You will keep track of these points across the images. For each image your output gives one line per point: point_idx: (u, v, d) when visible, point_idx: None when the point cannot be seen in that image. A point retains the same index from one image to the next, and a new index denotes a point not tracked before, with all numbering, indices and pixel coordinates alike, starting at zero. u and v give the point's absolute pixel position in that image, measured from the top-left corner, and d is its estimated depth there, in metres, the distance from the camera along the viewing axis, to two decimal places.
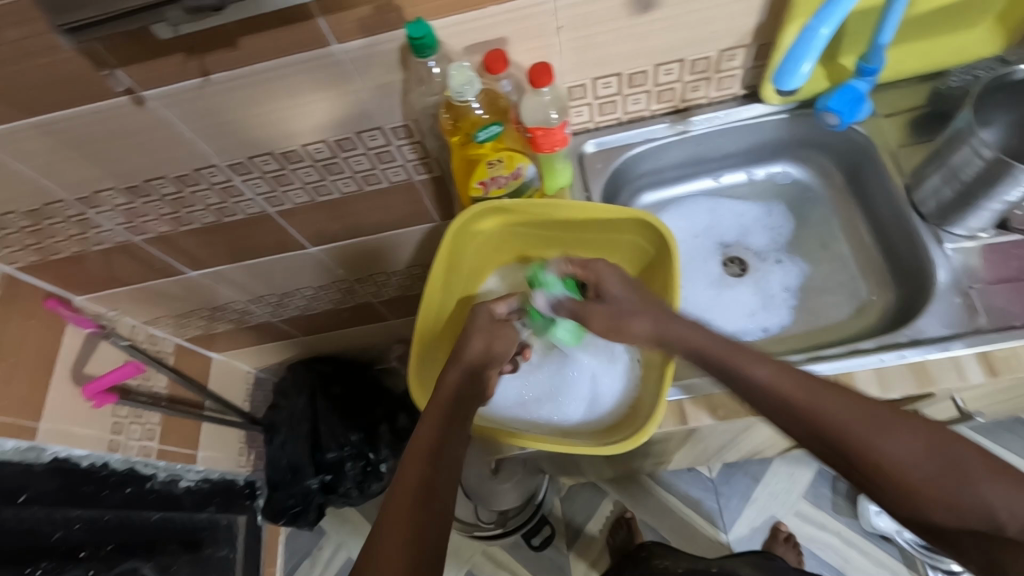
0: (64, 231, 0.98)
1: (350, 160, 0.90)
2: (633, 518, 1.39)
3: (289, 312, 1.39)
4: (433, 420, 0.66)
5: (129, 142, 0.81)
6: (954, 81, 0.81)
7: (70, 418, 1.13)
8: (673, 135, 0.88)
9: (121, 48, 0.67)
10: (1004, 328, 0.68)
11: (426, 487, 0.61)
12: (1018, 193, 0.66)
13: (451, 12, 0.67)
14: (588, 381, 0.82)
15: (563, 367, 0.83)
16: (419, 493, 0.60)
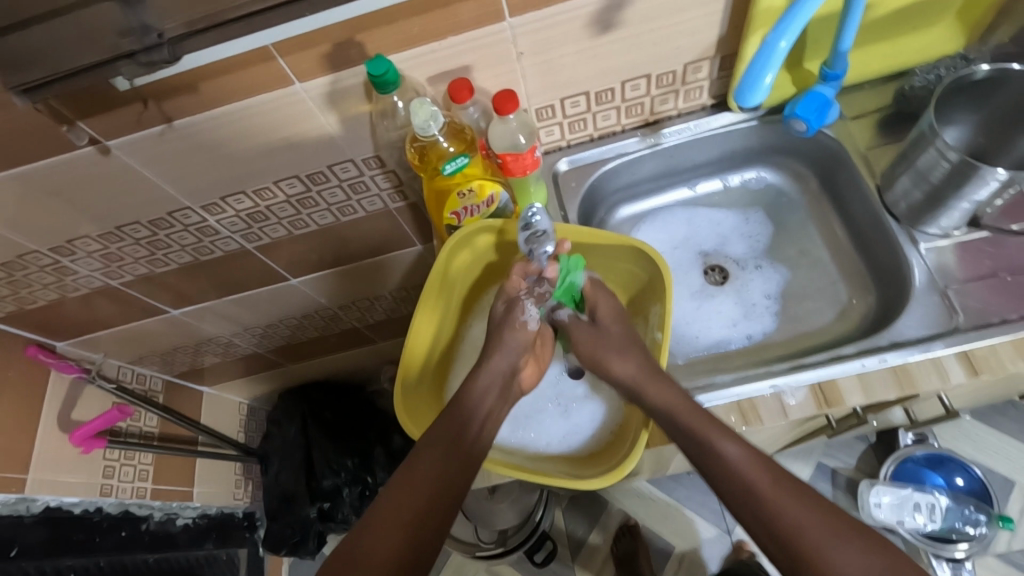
0: (39, 280, 0.97)
1: (325, 192, 0.90)
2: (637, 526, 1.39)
3: (276, 343, 1.38)
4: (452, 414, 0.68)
5: (96, 190, 0.81)
6: (916, 82, 0.79)
7: (57, 467, 1.12)
8: (645, 148, 0.88)
9: (81, 102, 0.66)
10: (982, 326, 0.68)
11: (437, 481, 0.63)
12: (986, 193, 0.66)
13: (411, 45, 0.67)
14: (570, 410, 0.78)
15: (546, 394, 0.80)
16: (430, 483, 0.63)
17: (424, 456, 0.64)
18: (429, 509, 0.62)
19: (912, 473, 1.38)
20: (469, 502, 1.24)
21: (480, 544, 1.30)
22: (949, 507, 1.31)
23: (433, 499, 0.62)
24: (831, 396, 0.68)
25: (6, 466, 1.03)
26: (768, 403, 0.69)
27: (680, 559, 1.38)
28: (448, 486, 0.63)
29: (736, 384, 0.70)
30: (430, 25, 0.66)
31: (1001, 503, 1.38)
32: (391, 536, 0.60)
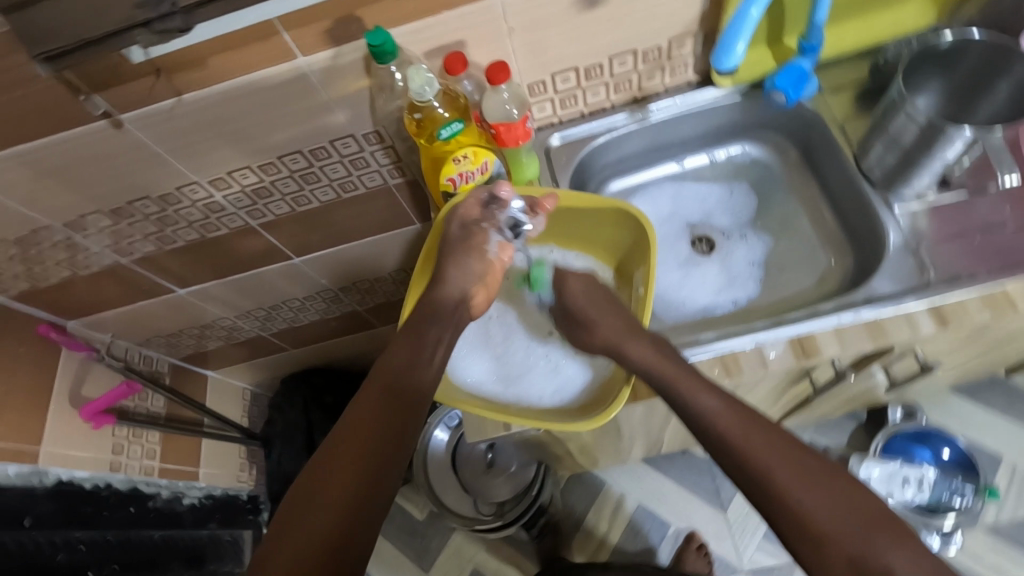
0: (52, 257, 1.01)
1: (326, 168, 0.93)
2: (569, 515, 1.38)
3: (278, 325, 1.41)
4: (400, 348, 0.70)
5: (108, 165, 0.84)
6: (888, 55, 0.82)
7: (68, 441, 1.14)
8: (633, 123, 0.92)
9: (97, 74, 0.70)
10: (952, 281, 0.72)
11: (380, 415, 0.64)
12: (954, 152, 0.70)
13: (409, 20, 0.71)
14: (558, 363, 0.82)
15: (534, 348, 0.84)
16: (375, 418, 0.64)
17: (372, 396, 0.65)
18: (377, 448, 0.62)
19: (901, 448, 1.41)
20: (467, 475, 1.34)
21: (479, 517, 1.31)
22: (937, 480, 1.35)
23: (372, 473, 0.60)
24: (809, 347, 0.72)
25: (20, 438, 1.06)
26: (749, 356, 0.73)
27: (676, 537, 1.41)
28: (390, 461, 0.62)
29: (719, 340, 0.74)
30: (426, 1, 0.70)
31: (989, 476, 1.41)
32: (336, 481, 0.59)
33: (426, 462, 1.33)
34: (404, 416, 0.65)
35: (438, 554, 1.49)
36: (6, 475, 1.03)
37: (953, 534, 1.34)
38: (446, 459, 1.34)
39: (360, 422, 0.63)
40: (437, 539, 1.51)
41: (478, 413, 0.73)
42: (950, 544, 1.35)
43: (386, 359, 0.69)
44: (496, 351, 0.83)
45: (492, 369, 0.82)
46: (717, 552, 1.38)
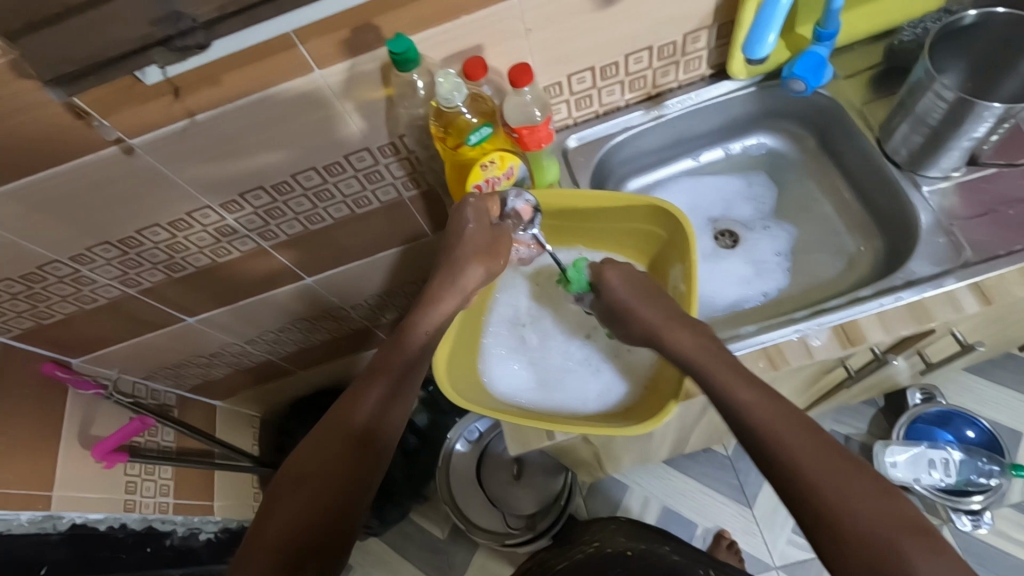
0: (57, 292, 0.97)
1: (340, 184, 0.91)
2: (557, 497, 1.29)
3: (288, 348, 1.37)
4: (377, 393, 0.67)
5: (117, 193, 0.81)
6: (904, 35, 0.84)
7: (80, 483, 1.09)
8: (650, 121, 0.91)
9: (108, 98, 0.67)
10: (989, 259, 0.72)
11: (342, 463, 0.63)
12: (984, 129, 0.70)
13: (426, 27, 0.70)
14: (597, 370, 0.82)
15: (571, 356, 0.83)
16: (336, 465, 0.62)
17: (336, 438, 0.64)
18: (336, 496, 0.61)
19: (924, 431, 1.39)
20: (494, 487, 1.32)
21: (509, 532, 1.27)
22: (963, 461, 1.32)
23: (324, 526, 0.60)
24: (853, 334, 0.71)
25: (29, 483, 1.00)
26: (794, 346, 0.72)
27: (705, 535, 1.38)
28: (342, 513, 0.61)
29: (761, 332, 0.73)
30: (443, 6, 0.68)
31: (1013, 453, 1.39)
32: (285, 518, 0.59)
33: (449, 478, 1.31)
34: (365, 464, 0.64)
35: (462, 572, 1.44)
36: (20, 523, 0.99)
37: (983, 514, 1.32)
38: (469, 471, 1.32)
39: (317, 459, 0.63)
40: (460, 556, 1.45)
41: (528, 422, 0.72)
42: (981, 524, 1.33)
43: (343, 402, 0.67)
44: (535, 358, 0.83)
45: (533, 377, 0.81)
46: (747, 549, 1.36)
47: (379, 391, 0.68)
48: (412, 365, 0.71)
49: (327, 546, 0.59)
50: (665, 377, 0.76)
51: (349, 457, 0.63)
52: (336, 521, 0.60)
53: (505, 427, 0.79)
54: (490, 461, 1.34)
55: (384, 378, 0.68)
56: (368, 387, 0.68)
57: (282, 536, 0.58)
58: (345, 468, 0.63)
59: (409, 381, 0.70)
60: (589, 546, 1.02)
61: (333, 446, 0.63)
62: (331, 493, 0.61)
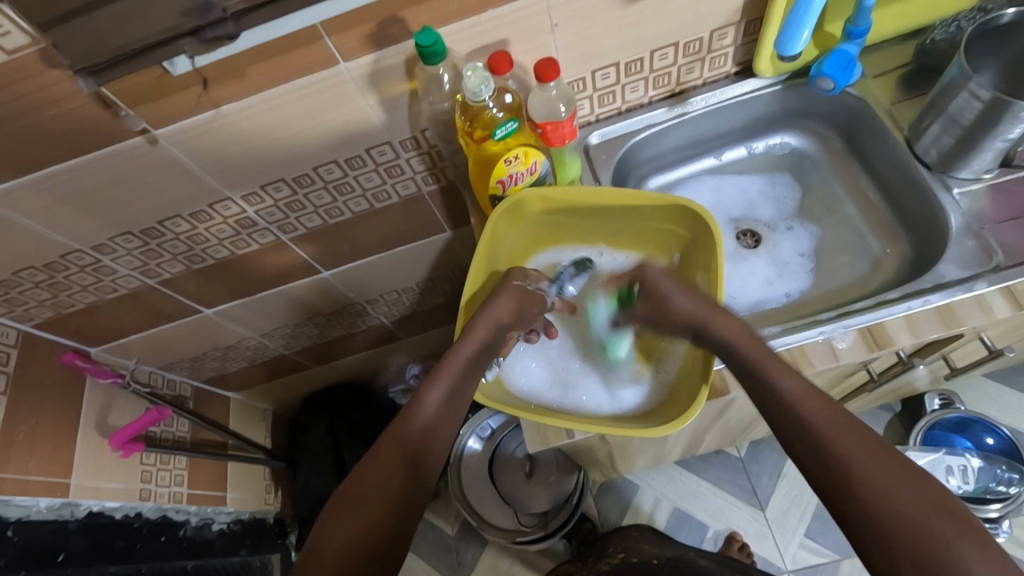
0: (78, 282, 0.98)
1: (361, 178, 0.91)
2: (579, 502, 1.28)
3: (303, 342, 1.37)
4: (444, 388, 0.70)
5: (140, 183, 0.81)
6: (937, 35, 0.80)
7: (97, 471, 1.10)
8: (673, 118, 0.90)
9: (137, 89, 0.68)
10: (1023, 263, 0.70)
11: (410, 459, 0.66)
12: (1019, 130, 0.69)
13: (452, 20, 0.69)
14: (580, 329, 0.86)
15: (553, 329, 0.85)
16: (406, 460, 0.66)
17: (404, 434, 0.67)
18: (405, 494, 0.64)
19: (941, 438, 1.35)
20: (507, 486, 1.31)
21: (520, 529, 1.27)
22: (981, 468, 1.28)
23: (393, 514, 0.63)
24: (880, 337, 0.70)
25: (50, 470, 1.01)
26: (819, 349, 0.72)
27: (716, 538, 1.37)
28: (413, 499, 0.64)
29: (785, 333, 0.72)
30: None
31: None
32: (358, 512, 0.62)
33: (461, 475, 1.30)
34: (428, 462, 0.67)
35: (472, 569, 1.43)
36: (38, 510, 0.99)
37: (1001, 522, 1.29)
38: (481, 466, 1.32)
39: (388, 454, 0.66)
40: (471, 552, 1.45)
41: (548, 420, 0.71)
42: (998, 533, 1.30)
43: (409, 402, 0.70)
44: (552, 356, 0.84)
45: (550, 375, 0.82)
46: (759, 552, 1.35)
47: (425, 416, 0.69)
48: (459, 385, 0.71)
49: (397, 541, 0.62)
50: (685, 378, 0.76)
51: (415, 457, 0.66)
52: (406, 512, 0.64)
53: (524, 425, 0.79)
54: (503, 460, 1.33)
55: (430, 401, 0.69)
56: (414, 411, 0.69)
57: (358, 525, 0.62)
58: (411, 459, 0.66)
59: (457, 403, 0.71)
60: (614, 557, 1.07)
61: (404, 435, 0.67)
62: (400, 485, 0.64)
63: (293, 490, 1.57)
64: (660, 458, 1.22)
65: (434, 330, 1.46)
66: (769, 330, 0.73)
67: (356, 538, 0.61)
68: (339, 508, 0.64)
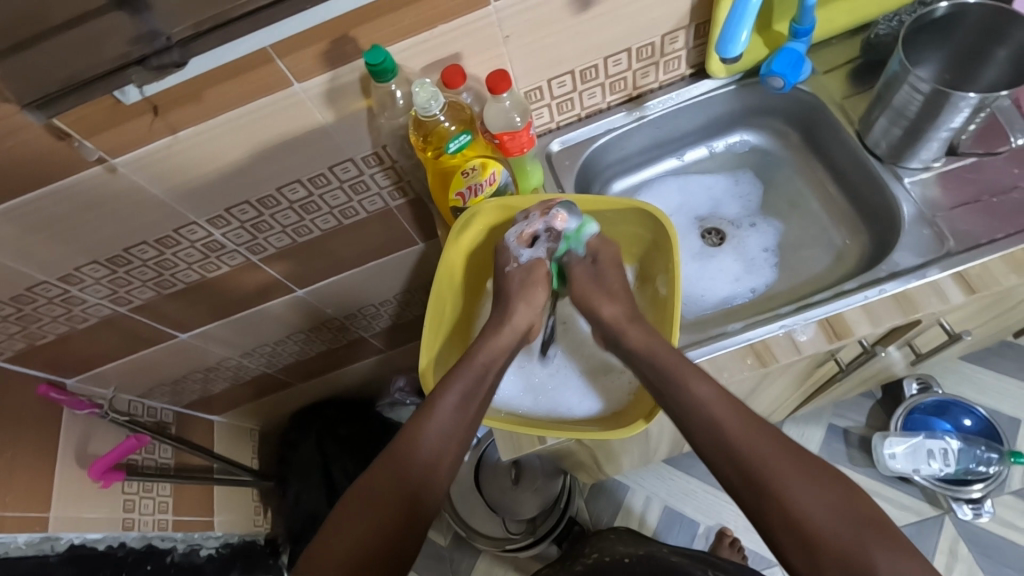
0: (48, 313, 0.97)
1: (327, 196, 0.91)
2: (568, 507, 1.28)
3: (283, 361, 1.36)
4: (450, 405, 0.70)
5: (102, 212, 0.81)
6: (881, 30, 0.84)
7: (78, 502, 1.09)
8: (632, 122, 0.91)
9: (92, 119, 0.68)
10: (973, 248, 0.72)
11: (421, 473, 0.67)
12: (961, 120, 0.70)
13: (403, 36, 0.70)
14: (544, 352, 0.85)
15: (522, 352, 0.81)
16: (416, 474, 0.67)
17: (414, 442, 0.68)
18: (412, 507, 0.65)
19: (921, 422, 1.37)
20: (495, 495, 1.32)
21: (510, 537, 1.28)
22: (961, 450, 1.30)
23: (399, 525, 0.63)
24: (840, 328, 0.72)
25: (29, 504, 1.01)
26: (781, 342, 0.73)
27: (707, 534, 1.38)
28: (418, 512, 0.65)
29: (748, 329, 0.74)
30: (420, 14, 0.68)
31: (1011, 440, 1.38)
32: (370, 518, 0.63)
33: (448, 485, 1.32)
34: (437, 476, 0.67)
35: None
36: (17, 545, 0.99)
37: (984, 502, 1.31)
38: (468, 475, 1.33)
39: (400, 463, 0.67)
40: (464, 563, 1.45)
41: (518, 428, 0.72)
42: (982, 512, 1.31)
43: (419, 415, 0.70)
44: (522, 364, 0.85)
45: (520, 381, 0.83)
46: (750, 546, 1.36)
47: (434, 433, 0.68)
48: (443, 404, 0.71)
49: (403, 552, 0.63)
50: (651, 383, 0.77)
51: (421, 471, 0.67)
52: (409, 526, 0.64)
53: (497, 434, 0.79)
54: (490, 468, 1.33)
55: (433, 424, 0.69)
56: (423, 424, 0.69)
57: (368, 531, 0.62)
58: (417, 474, 0.67)
59: (465, 420, 0.70)
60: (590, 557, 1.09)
61: (410, 446, 0.68)
62: (405, 497, 0.65)
63: (282, 511, 1.54)
64: (642, 458, 1.22)
65: (415, 343, 1.46)
66: (734, 326, 0.74)
67: (366, 542, 0.62)
68: (349, 512, 0.64)
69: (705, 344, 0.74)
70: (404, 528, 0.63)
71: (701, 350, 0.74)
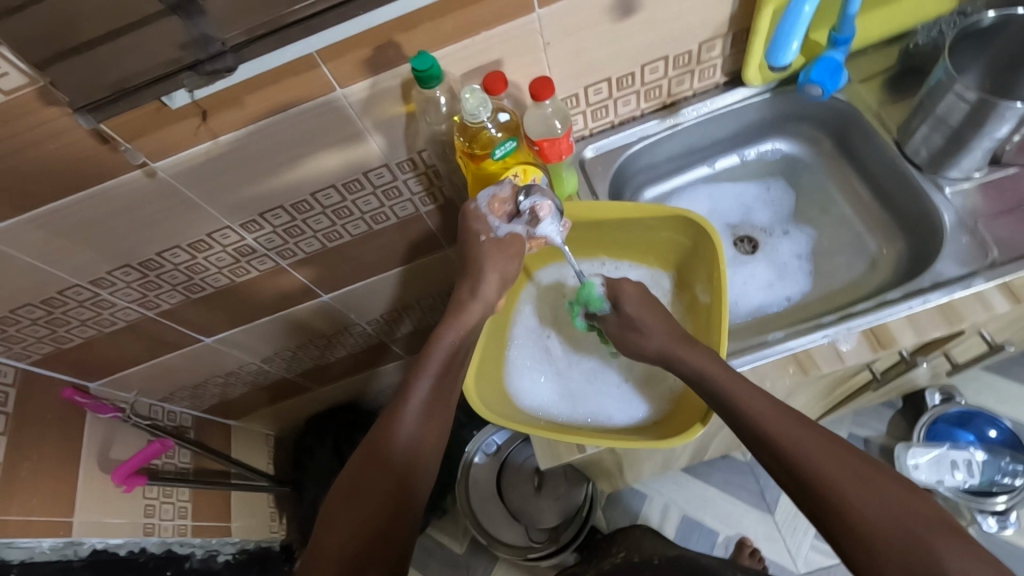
0: (77, 317, 0.97)
1: (359, 201, 0.91)
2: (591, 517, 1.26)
3: (303, 366, 1.36)
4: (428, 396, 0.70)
5: (138, 216, 0.81)
6: (919, 40, 0.85)
7: (101, 507, 1.08)
8: (666, 129, 0.91)
9: (137, 122, 0.68)
10: (1016, 258, 0.72)
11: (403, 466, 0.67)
12: (1005, 129, 0.70)
13: (446, 43, 0.70)
14: (579, 360, 0.85)
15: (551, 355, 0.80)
16: (398, 468, 0.66)
17: (391, 434, 0.68)
18: (398, 499, 0.65)
19: (945, 433, 1.35)
20: (516, 501, 1.31)
21: (531, 545, 1.28)
22: (986, 461, 1.28)
23: (386, 517, 0.64)
24: (883, 337, 0.71)
25: (53, 508, 1.00)
26: (824, 350, 0.72)
27: (727, 543, 1.37)
28: (404, 504, 0.65)
29: (790, 338, 0.73)
30: (464, 21, 0.68)
31: None
32: (357, 514, 0.63)
33: (468, 491, 1.30)
34: (418, 467, 0.67)
35: None
36: (41, 550, 0.98)
37: (1009, 514, 1.29)
38: (489, 483, 1.31)
39: (381, 458, 0.66)
40: (481, 570, 1.44)
41: (560, 437, 0.72)
42: (1007, 525, 1.29)
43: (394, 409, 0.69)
44: (560, 372, 0.84)
45: (556, 390, 0.82)
46: (770, 555, 1.34)
47: (412, 427, 0.68)
48: (440, 401, 0.70)
49: (393, 542, 0.63)
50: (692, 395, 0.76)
51: (403, 465, 0.67)
52: (396, 518, 0.64)
53: (535, 442, 0.79)
54: (511, 474, 1.32)
55: (413, 421, 0.68)
56: (401, 418, 0.68)
57: (356, 526, 0.63)
58: (401, 469, 0.66)
59: (440, 410, 0.70)
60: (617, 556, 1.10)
61: (389, 441, 0.67)
62: (390, 490, 0.65)
63: (297, 517, 1.53)
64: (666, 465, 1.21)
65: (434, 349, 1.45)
66: (774, 335, 0.74)
67: (355, 536, 0.62)
68: (335, 509, 0.64)
69: (747, 353, 0.73)
70: (391, 520, 0.64)
71: (742, 358, 0.73)
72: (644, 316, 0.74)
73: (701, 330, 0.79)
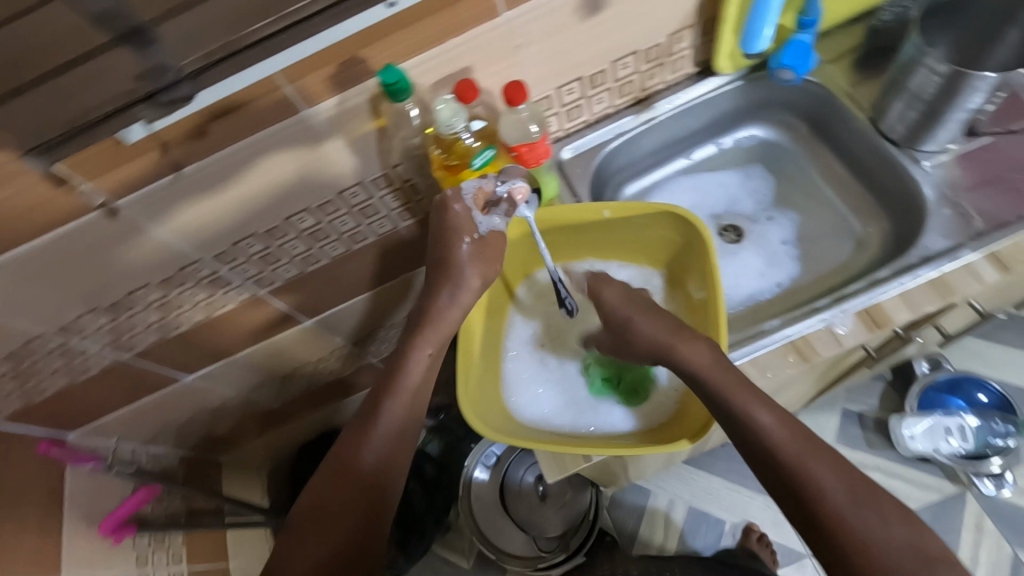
0: (47, 367, 0.92)
1: (335, 222, 0.88)
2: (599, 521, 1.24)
3: (291, 394, 1.32)
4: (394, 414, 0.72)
5: (104, 257, 0.77)
6: (885, 16, 0.85)
7: (91, 563, 1.02)
8: (641, 124, 0.90)
9: (95, 159, 0.64)
10: (1000, 227, 0.72)
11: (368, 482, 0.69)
12: (979, 99, 0.70)
13: (413, 54, 0.68)
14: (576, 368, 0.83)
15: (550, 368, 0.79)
16: (364, 483, 0.68)
17: (354, 450, 0.70)
18: (366, 516, 0.67)
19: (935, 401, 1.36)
20: (522, 511, 1.28)
21: (541, 555, 1.25)
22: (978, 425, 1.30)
23: (355, 535, 0.66)
24: (879, 317, 0.71)
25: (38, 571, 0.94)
26: (822, 335, 0.72)
27: (734, 531, 1.36)
28: (371, 519, 0.67)
29: (786, 325, 0.72)
30: (430, 30, 0.66)
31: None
32: (325, 532, 0.65)
33: (472, 507, 1.28)
34: (382, 483, 0.69)
35: None
36: None
37: (1004, 475, 1.31)
38: (492, 495, 1.29)
39: (346, 475, 0.68)
40: None
41: (567, 450, 0.70)
42: (1003, 486, 1.31)
43: (358, 426, 0.71)
44: (558, 381, 0.82)
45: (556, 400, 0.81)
46: (778, 539, 1.35)
47: (377, 444, 0.70)
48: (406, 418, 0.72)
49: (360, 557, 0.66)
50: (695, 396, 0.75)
51: (369, 480, 0.69)
52: (365, 535, 0.66)
53: (541, 454, 0.78)
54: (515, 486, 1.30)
55: (377, 439, 0.70)
56: (367, 435, 0.70)
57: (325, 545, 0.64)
58: (368, 484, 0.68)
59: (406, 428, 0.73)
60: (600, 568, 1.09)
61: (353, 457, 0.69)
62: (358, 507, 0.67)
63: None
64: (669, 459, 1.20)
65: None
66: (771, 325, 0.73)
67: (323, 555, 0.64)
68: (302, 528, 0.66)
69: (745, 346, 0.72)
70: (359, 536, 0.66)
71: (745, 352, 0.72)
72: (639, 317, 0.73)
73: (700, 325, 0.78)
